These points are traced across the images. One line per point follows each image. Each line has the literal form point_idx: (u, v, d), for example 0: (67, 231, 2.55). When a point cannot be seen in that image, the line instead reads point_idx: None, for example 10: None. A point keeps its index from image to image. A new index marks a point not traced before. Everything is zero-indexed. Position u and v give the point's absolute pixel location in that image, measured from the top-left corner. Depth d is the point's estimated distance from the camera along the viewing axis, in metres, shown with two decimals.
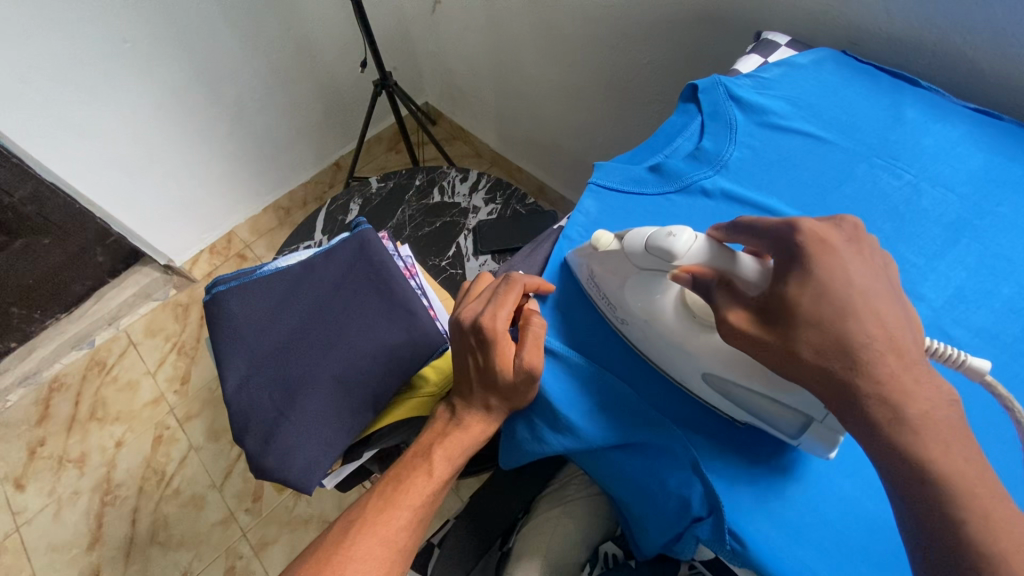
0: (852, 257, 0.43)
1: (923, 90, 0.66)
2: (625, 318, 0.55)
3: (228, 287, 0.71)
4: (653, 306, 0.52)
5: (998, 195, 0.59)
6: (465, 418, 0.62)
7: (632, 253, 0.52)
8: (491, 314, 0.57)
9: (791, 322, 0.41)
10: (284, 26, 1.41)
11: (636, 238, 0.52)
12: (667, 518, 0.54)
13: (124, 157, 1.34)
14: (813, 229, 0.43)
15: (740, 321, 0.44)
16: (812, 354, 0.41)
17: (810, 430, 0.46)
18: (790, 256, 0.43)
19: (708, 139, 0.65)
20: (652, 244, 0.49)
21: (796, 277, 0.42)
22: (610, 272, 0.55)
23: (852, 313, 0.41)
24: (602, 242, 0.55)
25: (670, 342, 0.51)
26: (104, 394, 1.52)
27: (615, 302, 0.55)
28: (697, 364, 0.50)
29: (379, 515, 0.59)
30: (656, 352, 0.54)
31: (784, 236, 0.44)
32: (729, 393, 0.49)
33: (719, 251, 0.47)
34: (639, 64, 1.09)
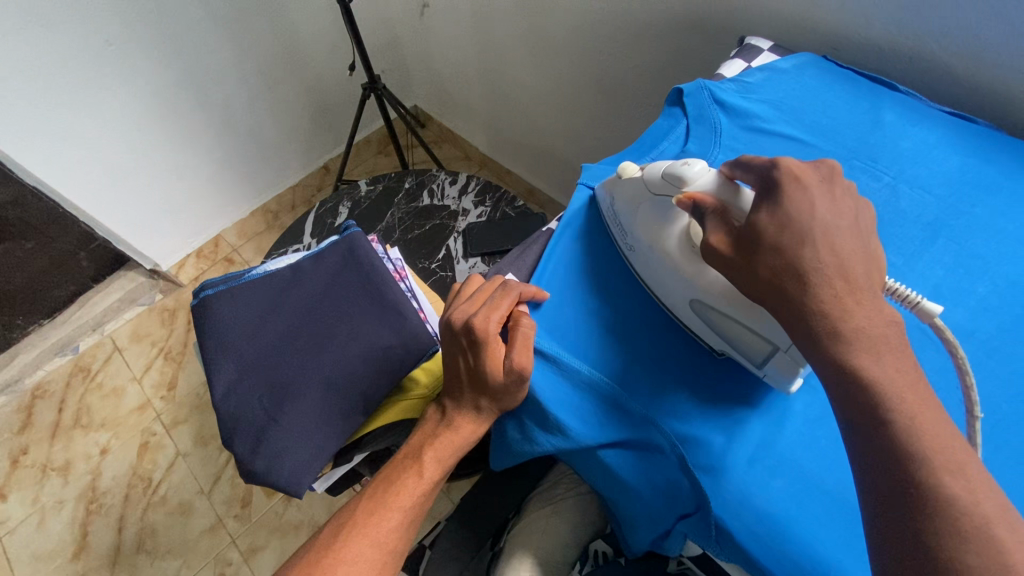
0: (822, 195, 0.43)
1: (900, 94, 0.66)
2: (633, 243, 0.54)
3: (215, 291, 0.69)
4: (659, 230, 0.52)
5: (973, 196, 0.58)
6: (455, 419, 0.56)
7: (650, 181, 0.52)
8: (484, 316, 0.53)
9: (754, 248, 0.42)
10: (271, 28, 1.40)
11: (656, 167, 0.53)
12: (651, 517, 0.49)
13: (108, 161, 1.32)
14: (791, 167, 0.44)
15: (718, 243, 0.45)
16: (769, 276, 0.41)
17: (774, 359, 0.45)
18: (767, 191, 0.44)
19: (692, 142, 0.64)
20: (668, 171, 0.50)
21: (769, 207, 0.43)
22: (626, 199, 0.54)
23: (810, 242, 0.41)
24: (627, 173, 0.55)
25: (665, 265, 0.51)
26: (89, 402, 1.50)
27: (626, 228, 0.55)
28: (688, 292, 0.50)
29: (370, 517, 0.53)
30: (652, 277, 0.53)
31: (764, 172, 0.45)
32: (710, 317, 0.48)
33: (727, 184, 0.48)
34: (626, 69, 1.09)
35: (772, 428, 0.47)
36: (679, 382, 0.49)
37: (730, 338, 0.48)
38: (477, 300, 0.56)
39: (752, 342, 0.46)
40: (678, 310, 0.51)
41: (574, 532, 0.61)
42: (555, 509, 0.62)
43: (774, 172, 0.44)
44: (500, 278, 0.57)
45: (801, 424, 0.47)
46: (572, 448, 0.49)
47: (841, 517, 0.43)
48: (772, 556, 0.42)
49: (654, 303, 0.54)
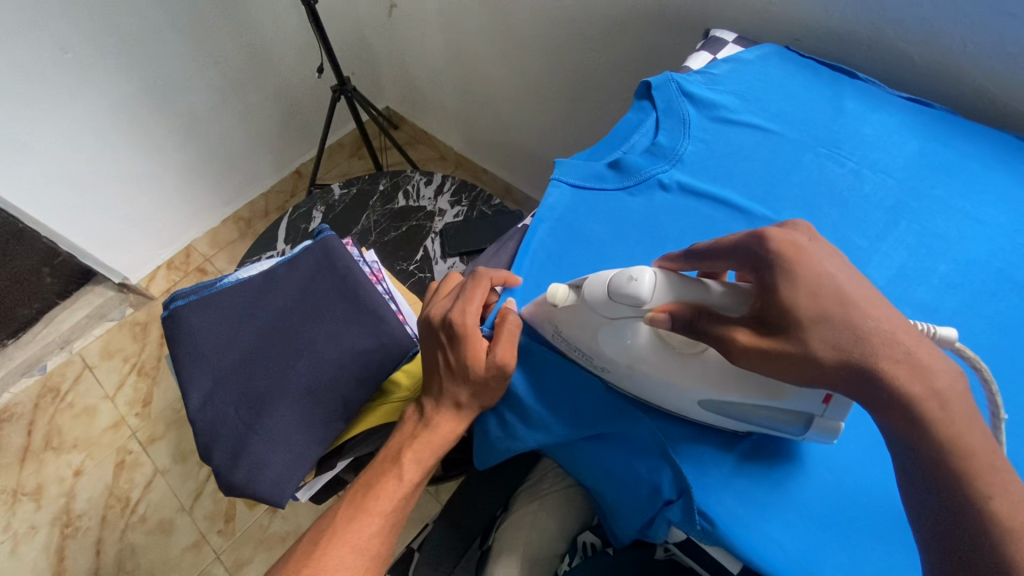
0: (825, 255, 0.40)
1: (860, 82, 0.68)
2: (604, 365, 0.48)
3: (186, 302, 0.67)
4: (630, 349, 0.46)
5: (932, 178, 0.60)
6: (434, 418, 0.56)
7: (595, 303, 0.46)
8: (459, 311, 0.53)
9: (797, 331, 0.38)
10: (236, 32, 1.37)
11: (593, 287, 0.46)
12: (634, 507, 0.49)
13: (69, 173, 1.28)
14: (780, 237, 0.40)
15: (748, 339, 0.40)
16: (831, 352, 0.37)
17: (812, 425, 0.43)
18: (762, 270, 0.40)
19: (662, 135, 0.65)
20: (615, 293, 0.44)
21: (784, 279, 0.39)
22: (575, 327, 0.48)
23: (851, 303, 0.38)
24: (558, 298, 0.48)
25: (656, 379, 0.46)
26: (60, 423, 1.45)
27: (592, 352, 0.48)
28: (693, 394, 0.45)
29: (350, 523, 0.53)
30: (643, 390, 0.48)
31: (756, 252, 0.40)
32: (730, 410, 0.45)
33: (684, 283, 0.43)
34: (596, 64, 1.09)
35: None
36: None
37: (751, 421, 0.44)
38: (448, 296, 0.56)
39: (778, 416, 0.44)
40: (684, 409, 0.47)
41: (561, 525, 0.62)
42: (541, 503, 0.62)
43: (765, 246, 0.40)
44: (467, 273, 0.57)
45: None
46: (552, 443, 0.50)
47: (815, 495, 0.44)
48: (753, 534, 0.43)
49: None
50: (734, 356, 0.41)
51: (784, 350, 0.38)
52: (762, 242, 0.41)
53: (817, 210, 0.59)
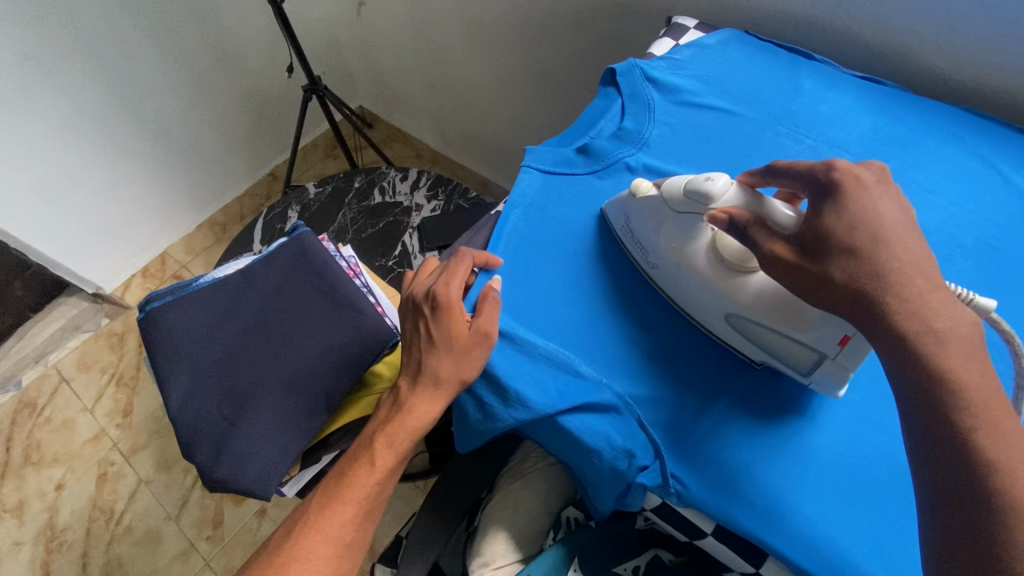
0: (882, 194, 0.42)
1: (816, 63, 0.70)
2: (656, 262, 0.55)
3: (161, 303, 0.67)
4: (684, 247, 0.53)
5: (886, 152, 0.63)
6: (409, 401, 0.56)
7: (671, 197, 0.52)
8: (443, 283, 0.55)
9: (824, 250, 0.41)
10: (204, 34, 1.36)
11: (674, 183, 0.52)
12: (608, 478, 0.50)
13: (36, 181, 1.25)
14: (849, 168, 0.43)
15: (780, 250, 0.43)
16: (846, 278, 0.40)
17: (823, 368, 0.47)
18: (823, 195, 0.43)
19: (628, 120, 0.66)
20: (689, 187, 0.50)
21: (832, 208, 0.42)
22: (647, 217, 0.54)
23: (884, 243, 0.41)
24: (641, 190, 0.55)
25: (695, 279, 0.52)
26: (38, 438, 1.42)
27: (648, 247, 0.55)
28: (724, 304, 0.51)
29: (322, 512, 0.53)
30: (680, 292, 0.54)
31: (820, 178, 0.44)
32: (751, 331, 0.50)
33: (752, 198, 0.47)
34: (565, 55, 1.11)
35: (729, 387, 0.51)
36: (626, 352, 0.53)
37: (773, 349, 0.49)
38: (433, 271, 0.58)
39: (798, 352, 0.48)
40: (712, 324, 0.53)
41: (544, 502, 0.63)
42: (525, 482, 0.63)
43: (829, 174, 0.43)
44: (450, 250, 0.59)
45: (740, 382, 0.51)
46: (533, 419, 0.50)
47: (780, 460, 0.47)
48: (716, 486, 0.46)
49: (599, 279, 0.57)
50: (764, 263, 0.45)
51: (808, 270, 0.42)
52: (828, 172, 0.44)
53: None
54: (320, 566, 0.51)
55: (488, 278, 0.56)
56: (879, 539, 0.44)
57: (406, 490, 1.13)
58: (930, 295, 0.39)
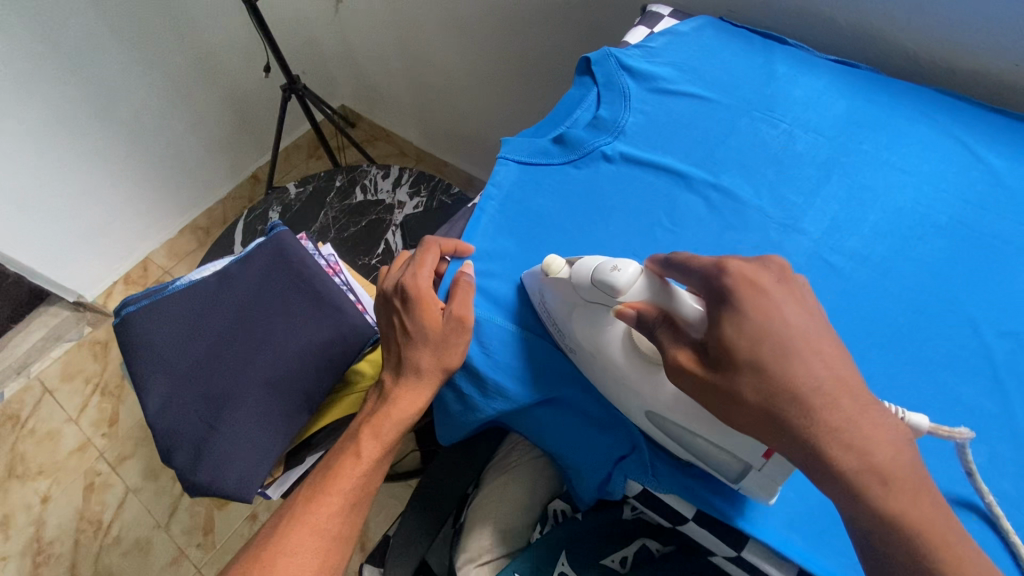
0: (785, 297, 0.39)
1: (790, 48, 0.70)
2: (574, 346, 0.49)
3: (138, 307, 0.65)
4: (599, 335, 0.47)
5: (860, 134, 0.63)
6: (393, 392, 0.55)
7: (580, 284, 0.47)
8: (411, 275, 0.54)
9: (731, 365, 0.38)
10: (178, 36, 1.34)
11: (583, 267, 0.48)
12: (592, 465, 0.50)
13: (12, 191, 1.23)
14: (741, 271, 0.39)
15: (687, 361, 0.40)
16: (757, 399, 0.37)
17: (748, 478, 0.42)
18: (717, 299, 0.39)
19: (604, 108, 0.66)
20: (597, 278, 0.45)
21: (731, 317, 0.38)
22: (558, 300, 0.49)
23: (790, 356, 0.37)
24: (553, 269, 0.49)
25: (612, 372, 0.46)
26: (23, 449, 1.40)
27: (565, 330, 0.49)
28: (642, 402, 0.45)
29: (309, 504, 0.52)
30: (600, 381, 0.49)
31: (711, 278, 0.40)
32: (673, 431, 0.45)
33: (658, 290, 0.43)
34: (545, 47, 1.10)
35: None
36: None
37: (698, 451, 0.44)
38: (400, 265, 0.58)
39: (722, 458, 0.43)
40: (635, 415, 0.48)
41: (531, 495, 0.63)
42: (511, 476, 0.63)
43: (721, 278, 0.40)
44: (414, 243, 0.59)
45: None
46: (513, 409, 0.50)
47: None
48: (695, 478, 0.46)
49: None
50: (671, 372, 0.41)
51: (714, 383, 0.38)
52: (720, 273, 0.40)
53: (753, 171, 0.61)
54: (308, 558, 0.50)
55: (458, 266, 0.56)
56: None
57: (397, 489, 1.13)
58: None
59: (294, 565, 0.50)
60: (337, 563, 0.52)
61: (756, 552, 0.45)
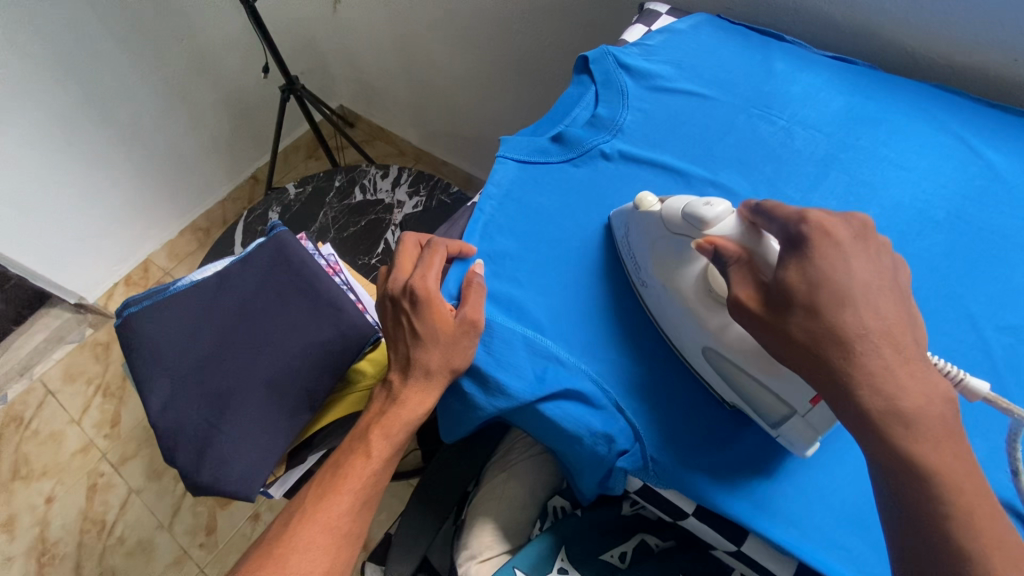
0: (858, 253, 0.41)
1: (788, 45, 0.71)
2: (646, 279, 0.53)
3: (139, 308, 0.66)
4: (675, 270, 0.50)
5: (858, 130, 0.63)
6: (401, 392, 0.55)
7: (669, 217, 0.50)
8: (419, 276, 0.54)
9: (787, 305, 0.40)
10: (177, 37, 1.34)
11: (677, 203, 0.51)
12: (593, 462, 0.50)
13: (12, 193, 1.23)
14: (821, 221, 0.41)
15: (745, 297, 0.43)
16: (804, 336, 0.40)
17: (791, 424, 0.44)
18: (792, 247, 0.42)
19: (602, 107, 0.66)
20: (687, 210, 0.48)
21: (800, 261, 0.41)
22: (642, 231, 0.53)
23: (850, 302, 0.39)
24: (645, 204, 0.53)
25: (676, 306, 0.50)
26: (26, 451, 1.41)
27: (640, 263, 0.53)
28: (702, 338, 0.48)
29: (319, 502, 0.53)
30: (662, 314, 0.52)
31: (790, 226, 0.42)
32: (725, 370, 0.47)
33: (749, 232, 0.46)
34: (543, 45, 1.10)
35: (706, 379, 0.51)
36: (601, 337, 0.53)
37: (745, 395, 0.47)
38: (404, 265, 0.57)
39: (768, 402, 0.45)
40: (689, 354, 0.50)
41: (530, 493, 0.63)
42: (511, 474, 0.63)
43: (799, 225, 0.42)
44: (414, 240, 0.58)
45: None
46: (515, 407, 0.50)
47: (749, 439, 0.48)
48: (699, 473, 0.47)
49: (575, 267, 0.57)
50: (731, 306, 0.44)
51: (767, 319, 0.41)
52: (799, 222, 0.42)
53: (751, 168, 0.62)
54: (319, 559, 0.51)
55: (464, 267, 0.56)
56: (855, 503, 0.45)
57: (399, 487, 1.13)
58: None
59: (305, 565, 0.50)
60: (346, 562, 0.53)
61: (755, 548, 0.46)
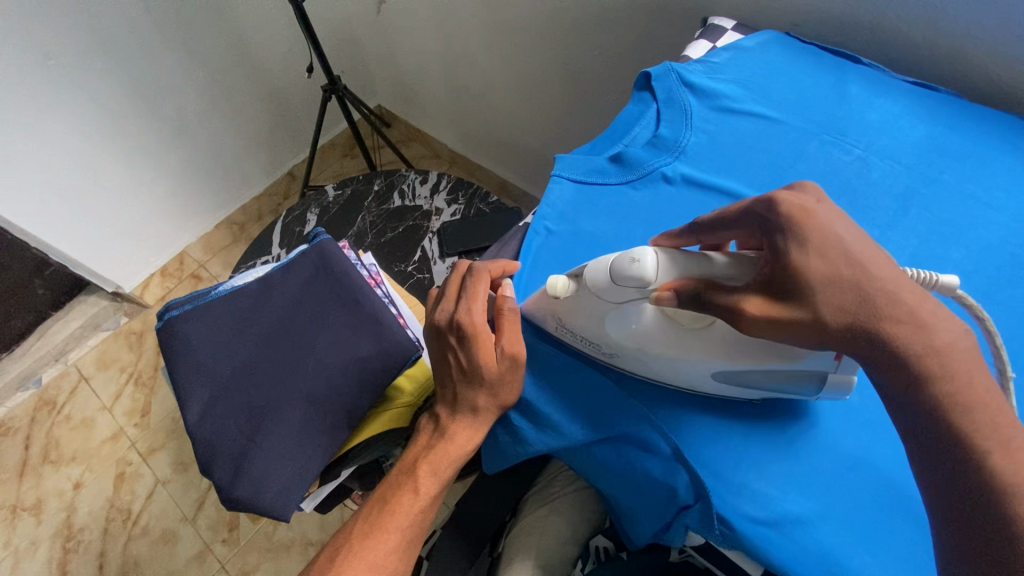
0: (835, 216, 0.39)
1: (864, 67, 0.66)
2: (612, 349, 0.47)
3: (180, 312, 0.66)
4: (637, 330, 0.45)
5: (942, 163, 0.59)
6: (450, 426, 0.53)
7: (598, 288, 0.45)
8: (465, 310, 0.52)
9: (808, 295, 0.37)
10: (223, 34, 1.35)
11: (592, 270, 0.45)
12: (652, 511, 0.48)
13: (57, 182, 1.26)
14: (791, 200, 0.39)
15: (761, 309, 0.38)
16: (840, 316, 0.37)
17: (826, 384, 0.43)
18: (774, 234, 0.39)
19: (664, 127, 0.63)
20: (619, 276, 0.43)
21: (793, 243, 0.38)
22: (579, 316, 0.47)
23: (849, 264, 0.37)
24: (560, 287, 0.47)
25: (664, 358, 0.45)
26: (58, 435, 1.44)
27: (599, 340, 0.47)
28: (707, 369, 0.44)
29: (365, 539, 0.51)
30: (653, 370, 0.47)
31: (764, 216, 0.40)
32: (743, 381, 0.44)
33: (688, 259, 0.42)
34: (591, 55, 1.07)
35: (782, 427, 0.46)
36: (667, 374, 0.49)
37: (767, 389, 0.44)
38: (451, 293, 0.55)
39: (792, 380, 0.44)
40: (703, 386, 0.46)
41: (573, 530, 0.60)
42: (552, 509, 0.61)
43: (773, 213, 0.39)
44: (464, 264, 0.55)
45: (785, 410, 0.47)
46: (565, 446, 0.48)
47: (825, 497, 0.43)
48: (782, 543, 0.42)
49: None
50: (751, 329, 0.40)
51: (802, 317, 0.37)
52: (768, 208, 0.40)
53: None
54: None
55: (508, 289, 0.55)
56: None
57: None
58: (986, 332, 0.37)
59: None
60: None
61: None
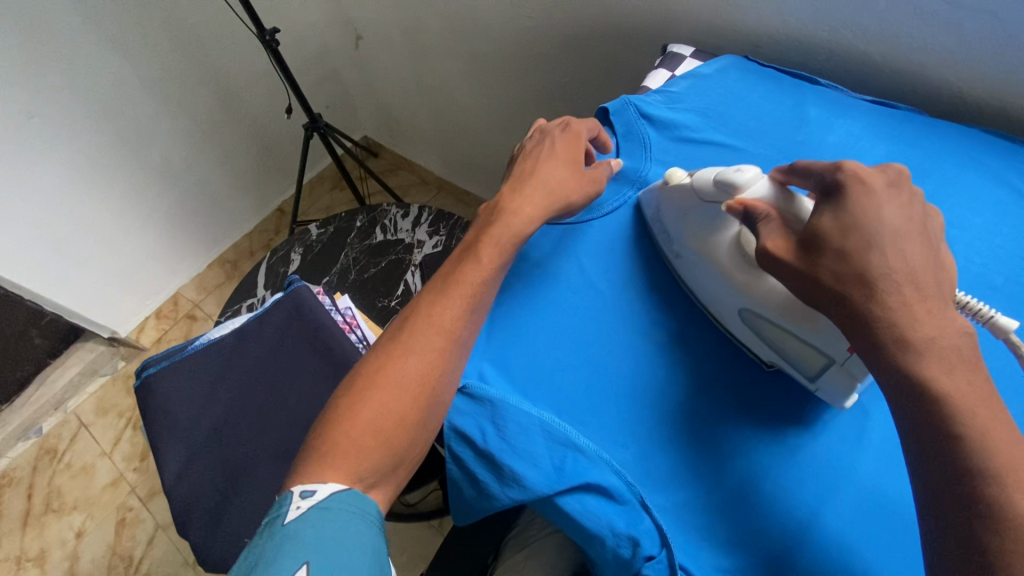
0: (890, 199, 0.42)
1: (822, 88, 0.66)
2: (679, 251, 0.55)
3: (157, 370, 0.65)
4: (707, 239, 0.52)
5: None
6: (513, 201, 0.56)
7: (700, 186, 0.53)
8: (574, 125, 0.62)
9: (818, 251, 0.42)
10: (205, 80, 1.37)
11: (705, 174, 0.53)
12: (614, 566, 0.47)
13: (48, 236, 1.28)
14: (854, 170, 0.43)
15: (778, 248, 0.44)
16: (833, 282, 0.40)
17: (829, 372, 0.46)
18: (829, 194, 0.44)
19: (623, 161, 0.64)
20: (718, 179, 0.50)
21: (833, 209, 0.43)
22: (676, 204, 0.55)
23: (891, 245, 0.40)
24: (675, 178, 0.56)
25: (708, 269, 0.52)
26: (59, 484, 1.44)
27: (672, 236, 0.55)
28: (737, 300, 0.50)
29: (431, 316, 0.50)
30: (698, 283, 0.53)
31: (827, 175, 0.45)
32: (763, 329, 0.49)
33: (781, 193, 0.47)
34: (563, 82, 1.09)
35: (745, 471, 0.47)
36: (627, 421, 0.50)
37: (780, 349, 0.48)
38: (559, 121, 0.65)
39: (803, 355, 0.47)
40: (728, 321, 0.52)
41: None
42: (529, 553, 0.61)
43: (835, 175, 0.44)
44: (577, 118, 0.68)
45: (743, 454, 0.47)
46: (531, 500, 0.46)
47: (789, 540, 0.44)
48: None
49: (577, 342, 0.54)
50: (761, 258, 0.45)
51: (799, 265, 0.42)
52: (835, 172, 0.44)
53: None
54: (404, 408, 0.46)
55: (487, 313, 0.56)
56: None
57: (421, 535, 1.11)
58: (925, 359, 0.37)
59: (405, 384, 0.46)
60: (399, 475, 0.46)
61: None
